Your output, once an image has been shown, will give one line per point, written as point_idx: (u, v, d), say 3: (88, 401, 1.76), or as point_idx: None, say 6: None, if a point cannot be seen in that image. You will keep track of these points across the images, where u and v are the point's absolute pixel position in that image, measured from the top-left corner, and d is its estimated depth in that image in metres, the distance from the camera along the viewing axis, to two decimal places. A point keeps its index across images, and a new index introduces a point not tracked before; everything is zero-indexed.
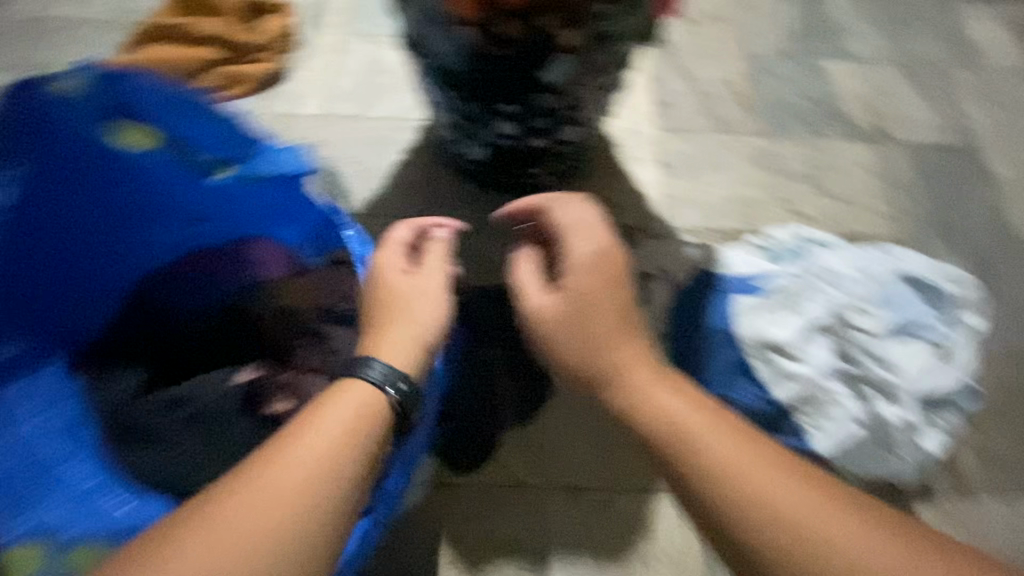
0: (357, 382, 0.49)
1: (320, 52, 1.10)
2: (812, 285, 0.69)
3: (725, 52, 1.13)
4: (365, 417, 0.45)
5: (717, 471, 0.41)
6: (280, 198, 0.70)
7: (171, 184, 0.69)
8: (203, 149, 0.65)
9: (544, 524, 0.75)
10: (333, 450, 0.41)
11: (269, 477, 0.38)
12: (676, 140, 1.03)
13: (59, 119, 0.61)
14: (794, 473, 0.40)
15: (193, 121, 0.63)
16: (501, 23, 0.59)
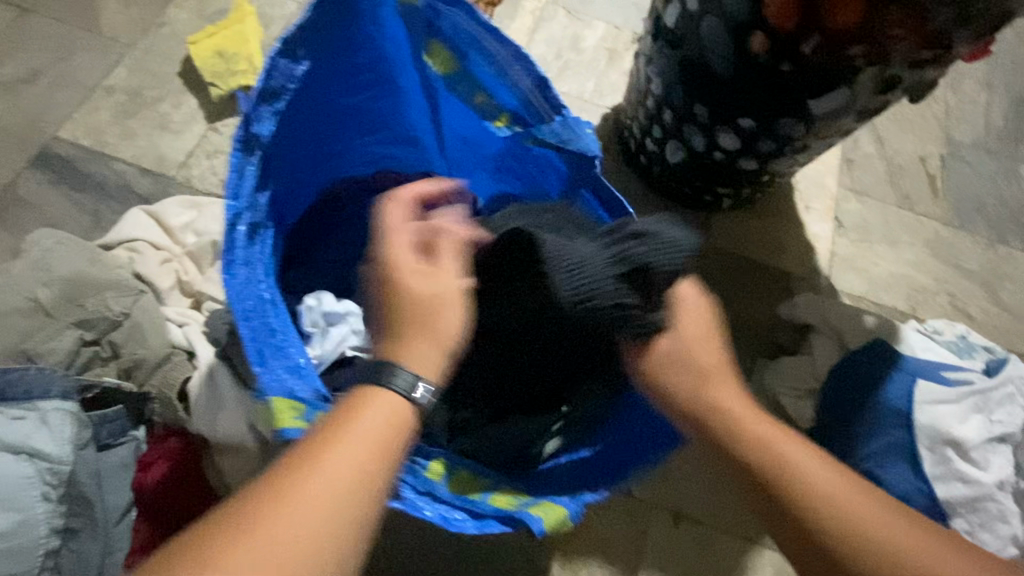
0: (379, 394, 0.42)
1: (521, 12, 1.09)
2: (1008, 394, 0.66)
3: (925, 129, 1.07)
4: (397, 424, 0.41)
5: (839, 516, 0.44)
6: (523, 158, 0.71)
7: (409, 106, 0.70)
8: (490, 92, 0.66)
9: (641, 539, 0.73)
10: (360, 458, 0.38)
11: (301, 484, 0.36)
12: (855, 201, 0.99)
13: (382, 15, 0.61)
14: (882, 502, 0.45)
15: (492, 66, 0.64)
16: (809, 41, 0.56)
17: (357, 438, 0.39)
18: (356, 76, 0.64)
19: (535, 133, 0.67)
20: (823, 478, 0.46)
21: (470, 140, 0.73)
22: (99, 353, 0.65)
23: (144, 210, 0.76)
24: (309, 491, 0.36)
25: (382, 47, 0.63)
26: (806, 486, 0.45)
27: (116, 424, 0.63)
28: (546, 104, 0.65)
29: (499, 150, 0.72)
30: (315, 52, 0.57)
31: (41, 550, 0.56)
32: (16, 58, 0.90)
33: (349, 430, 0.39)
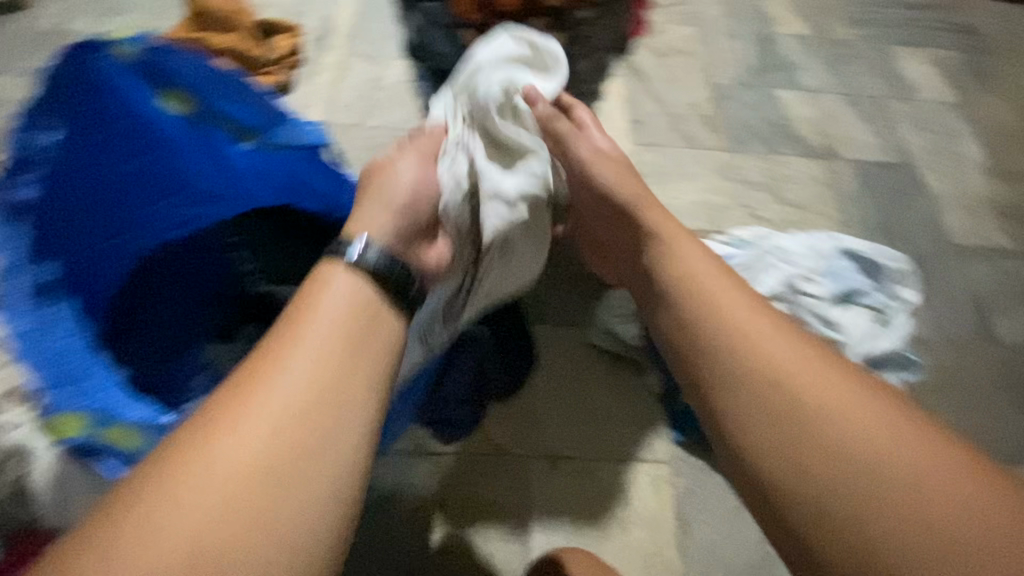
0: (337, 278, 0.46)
1: (323, 69, 1.20)
2: (765, 260, 0.78)
3: (692, 80, 1.26)
4: (358, 304, 0.45)
5: (771, 385, 0.44)
6: (303, 165, 0.68)
7: (186, 164, 0.71)
8: (237, 118, 0.67)
9: (527, 492, 0.78)
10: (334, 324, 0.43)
11: (276, 359, 0.41)
12: (648, 151, 1.14)
13: (103, 70, 0.61)
14: (888, 413, 0.42)
15: (232, 96, 0.65)
16: (500, 27, 0.68)
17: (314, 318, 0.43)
18: (127, 141, 0.67)
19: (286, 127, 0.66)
20: (802, 376, 0.44)
21: (259, 174, 0.71)
22: None
23: None
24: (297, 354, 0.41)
25: (141, 111, 0.66)
26: (866, 444, 0.40)
27: None
28: (273, 112, 0.66)
29: (284, 178, 0.71)
30: (68, 115, 0.60)
31: None
32: None
33: (311, 311, 0.44)
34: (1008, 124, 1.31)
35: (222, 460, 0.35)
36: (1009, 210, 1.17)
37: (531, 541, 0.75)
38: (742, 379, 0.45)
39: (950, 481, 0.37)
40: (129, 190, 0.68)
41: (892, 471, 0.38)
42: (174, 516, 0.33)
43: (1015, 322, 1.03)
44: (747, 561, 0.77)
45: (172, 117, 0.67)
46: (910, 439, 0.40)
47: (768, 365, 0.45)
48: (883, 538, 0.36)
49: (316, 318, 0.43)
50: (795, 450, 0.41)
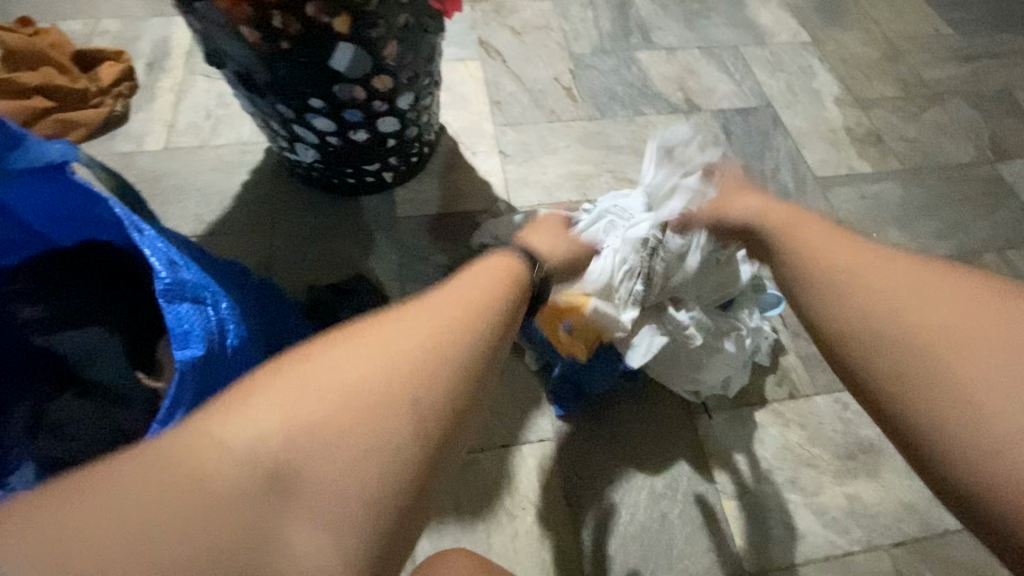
0: (501, 260, 0.53)
1: (160, 93, 1.13)
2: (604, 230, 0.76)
3: (550, 55, 1.25)
4: (499, 284, 0.48)
5: (857, 302, 0.46)
6: (63, 191, 0.56)
7: None
8: None
9: None
10: (463, 309, 0.43)
11: (391, 330, 0.39)
12: (512, 131, 1.12)
13: None
14: (997, 313, 0.40)
15: None
16: (275, 18, 0.65)
17: (446, 297, 0.44)
18: None
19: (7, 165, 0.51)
20: (892, 284, 0.45)
21: (53, 218, 0.60)
22: None
23: None
24: (400, 329, 0.39)
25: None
26: (933, 330, 0.41)
27: None
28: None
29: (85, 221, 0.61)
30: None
31: None
32: None
33: (450, 295, 0.44)
34: (860, 54, 1.34)
35: (237, 448, 0.32)
36: (868, 135, 1.20)
37: (416, 547, 0.72)
38: (841, 297, 0.47)
39: (1006, 350, 0.38)
40: None
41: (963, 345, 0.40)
42: (243, 419, 0.33)
43: (882, 241, 1.04)
44: (639, 525, 0.75)
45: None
46: (996, 340, 0.39)
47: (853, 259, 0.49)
48: (989, 424, 0.36)
49: (465, 294, 0.45)
50: (886, 347, 0.43)
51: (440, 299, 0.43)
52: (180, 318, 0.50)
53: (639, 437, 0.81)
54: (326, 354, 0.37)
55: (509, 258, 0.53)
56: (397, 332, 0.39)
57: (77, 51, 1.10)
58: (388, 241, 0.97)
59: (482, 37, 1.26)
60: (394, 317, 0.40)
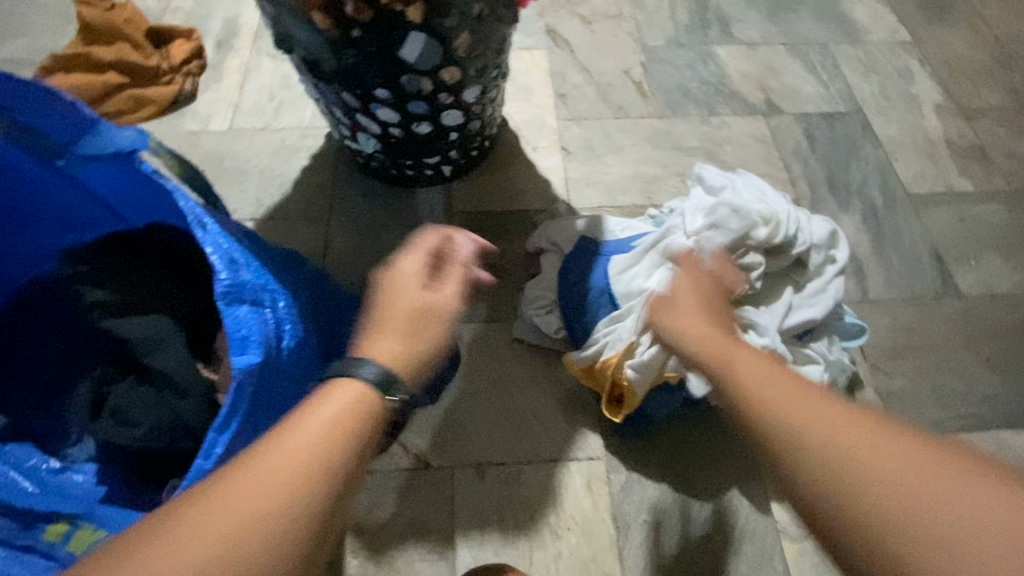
0: (347, 384, 0.38)
1: (227, 73, 1.14)
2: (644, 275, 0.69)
3: (620, 46, 1.18)
4: (352, 423, 0.35)
5: (812, 467, 0.32)
6: (136, 181, 0.57)
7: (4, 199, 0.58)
8: (36, 137, 0.52)
9: (450, 505, 0.73)
10: (276, 492, 0.31)
11: (169, 553, 0.28)
12: (575, 126, 1.07)
13: None
14: (1010, 512, 0.26)
15: (28, 112, 0.51)
16: (348, 5, 0.62)
17: (257, 471, 0.31)
18: None
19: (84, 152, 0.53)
20: (862, 448, 0.30)
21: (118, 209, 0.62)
22: None
23: None
24: (185, 546, 0.28)
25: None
26: (850, 467, 0.30)
27: None
28: (80, 124, 0.52)
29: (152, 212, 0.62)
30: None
31: None
32: None
33: (268, 459, 0.32)
34: (966, 56, 1.21)
35: None
36: (970, 149, 1.08)
37: (457, 557, 0.70)
38: (795, 456, 0.33)
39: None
40: None
41: (916, 498, 0.28)
42: None
43: (980, 270, 0.94)
44: (689, 558, 0.71)
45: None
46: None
47: (749, 398, 0.37)
48: None
49: (286, 455, 0.32)
50: (837, 544, 0.30)
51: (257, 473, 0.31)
52: (238, 323, 0.49)
53: (695, 466, 0.76)
54: None
55: (353, 383, 0.38)
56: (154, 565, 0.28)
57: (151, 28, 1.12)
58: None
59: (550, 25, 1.20)
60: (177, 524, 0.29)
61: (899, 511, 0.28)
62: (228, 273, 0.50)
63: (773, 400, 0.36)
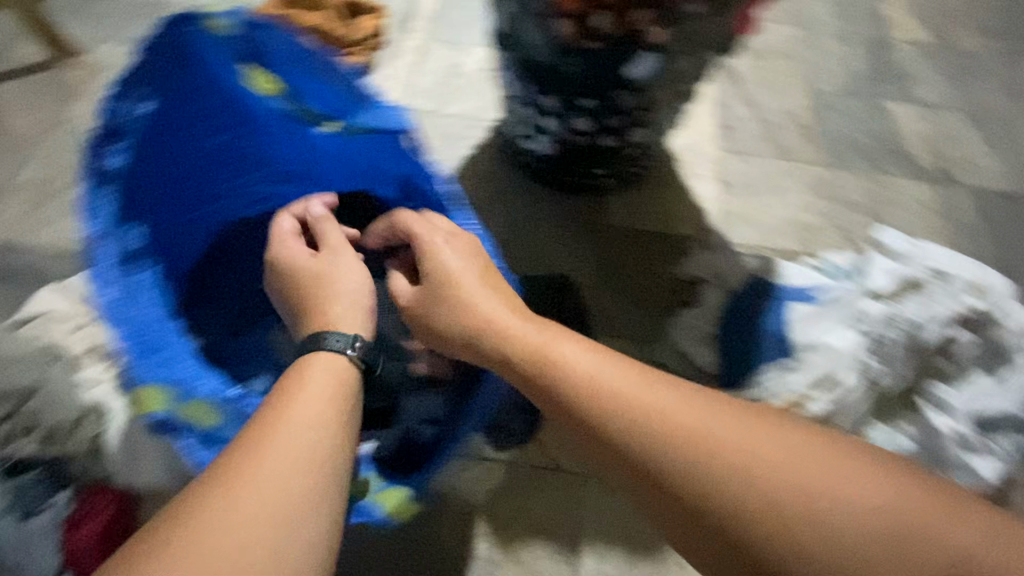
0: (321, 356, 0.54)
1: (404, 52, 1.18)
2: (826, 330, 0.68)
3: (791, 86, 1.16)
4: (340, 380, 0.52)
5: (698, 454, 0.43)
6: (383, 155, 0.64)
7: (266, 152, 0.69)
8: (316, 100, 0.64)
9: (579, 512, 0.75)
10: (315, 421, 0.47)
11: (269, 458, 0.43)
12: (736, 161, 1.06)
13: (201, 55, 0.60)
14: (807, 453, 0.43)
15: (317, 79, 0.62)
16: (597, 17, 0.62)
17: (297, 412, 0.47)
18: (212, 122, 0.65)
19: (352, 121, 0.62)
20: (728, 434, 0.44)
21: (336, 160, 0.70)
22: (16, 427, 0.67)
23: (54, 286, 0.79)
24: (275, 454, 0.43)
25: (220, 88, 0.63)
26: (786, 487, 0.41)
27: (39, 491, 0.66)
28: (354, 95, 0.62)
29: (362, 165, 0.68)
30: (160, 86, 0.59)
31: None
32: None
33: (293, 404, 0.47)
34: None
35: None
36: None
37: (581, 564, 0.72)
38: (688, 457, 0.44)
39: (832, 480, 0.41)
40: (208, 170, 0.68)
41: (821, 498, 0.40)
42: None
43: None
44: None
45: (254, 92, 0.64)
46: (831, 475, 0.41)
47: (657, 423, 0.46)
48: None
49: (297, 404, 0.47)
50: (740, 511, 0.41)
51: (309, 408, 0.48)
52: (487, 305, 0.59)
53: None
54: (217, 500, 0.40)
55: (324, 353, 0.54)
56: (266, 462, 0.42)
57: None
58: (590, 243, 0.94)
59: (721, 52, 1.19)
60: (272, 445, 0.43)
61: (812, 514, 0.40)
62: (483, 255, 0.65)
63: (685, 422, 0.45)
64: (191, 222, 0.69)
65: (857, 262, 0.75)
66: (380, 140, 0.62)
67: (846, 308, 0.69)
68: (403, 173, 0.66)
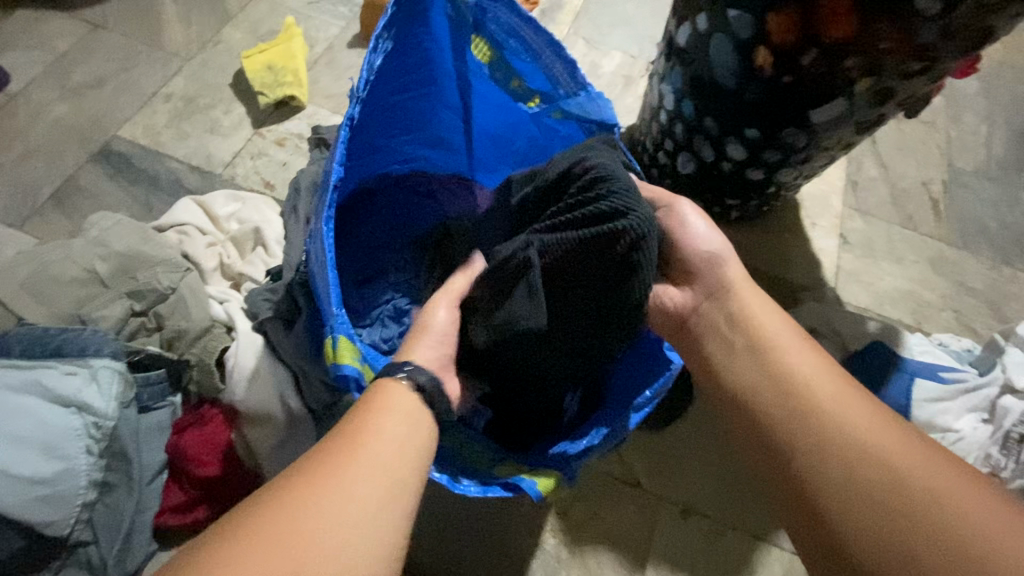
0: (391, 390, 0.47)
1: None
2: (950, 414, 0.68)
3: (927, 156, 1.12)
4: (412, 419, 0.46)
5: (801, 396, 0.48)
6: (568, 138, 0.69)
7: (437, 120, 0.70)
8: (524, 78, 0.66)
9: (649, 532, 0.74)
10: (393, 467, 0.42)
11: (336, 501, 0.38)
12: (859, 220, 1.03)
13: (429, 16, 0.59)
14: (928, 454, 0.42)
15: (536, 61, 0.63)
16: (807, 54, 0.61)
17: (377, 448, 0.43)
18: (409, 79, 0.63)
19: (562, 105, 0.66)
20: (851, 412, 0.46)
21: (495, 137, 0.73)
22: (145, 323, 0.70)
23: (193, 198, 0.82)
24: (342, 504, 0.38)
25: (429, 49, 0.62)
26: (849, 431, 0.44)
27: (158, 388, 0.67)
28: (571, 82, 0.64)
29: (523, 146, 0.73)
30: (395, 39, 0.58)
31: (79, 500, 0.59)
32: (86, 67, 0.99)
33: (376, 442, 0.43)
34: None
35: None
36: None
37: None
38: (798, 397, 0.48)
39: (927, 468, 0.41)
40: (388, 124, 0.67)
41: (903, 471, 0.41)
42: None
43: None
44: None
45: (454, 60, 0.64)
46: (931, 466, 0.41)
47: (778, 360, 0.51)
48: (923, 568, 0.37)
49: (375, 449, 0.42)
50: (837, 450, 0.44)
51: (381, 442, 0.43)
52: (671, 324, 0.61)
53: None
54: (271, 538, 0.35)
55: (395, 386, 0.48)
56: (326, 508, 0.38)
57: None
58: None
59: None
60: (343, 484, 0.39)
61: (889, 473, 0.41)
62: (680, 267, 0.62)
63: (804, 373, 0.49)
64: (356, 171, 0.70)
65: (999, 349, 0.72)
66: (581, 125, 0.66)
67: (977, 396, 0.68)
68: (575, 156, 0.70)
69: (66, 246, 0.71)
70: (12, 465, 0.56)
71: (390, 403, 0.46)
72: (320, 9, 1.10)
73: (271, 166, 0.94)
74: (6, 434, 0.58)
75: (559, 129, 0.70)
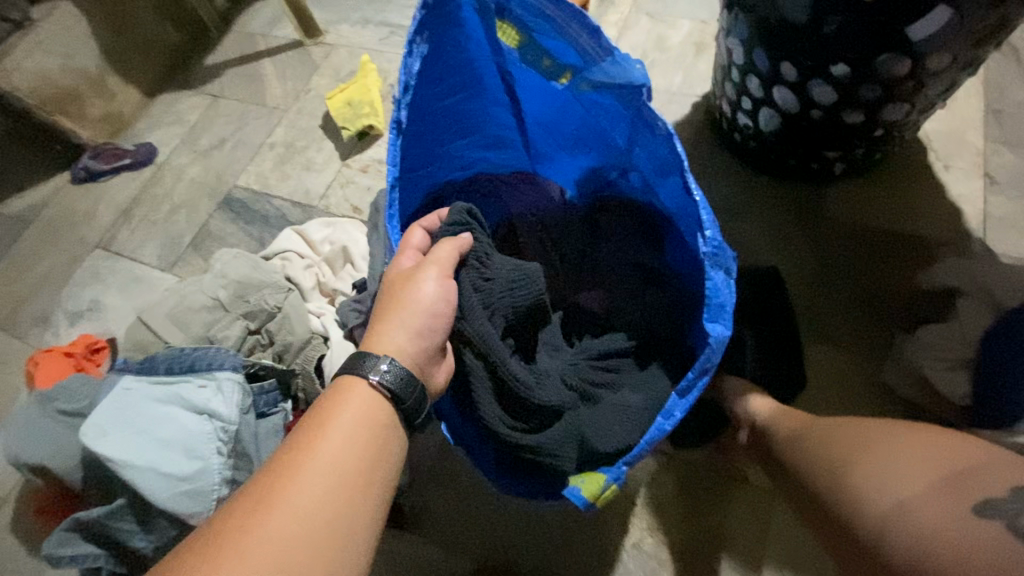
0: (352, 383, 0.46)
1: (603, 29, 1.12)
2: None
3: None
4: (380, 411, 0.46)
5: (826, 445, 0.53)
6: (614, 110, 0.64)
7: (487, 115, 0.71)
8: (554, 55, 0.62)
9: (763, 531, 0.66)
10: (363, 454, 0.43)
11: (303, 490, 0.40)
12: (1010, 153, 0.85)
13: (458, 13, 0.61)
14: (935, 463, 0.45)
15: (560, 32, 0.59)
16: None
17: (337, 443, 0.43)
18: (451, 80, 0.66)
19: (589, 75, 0.61)
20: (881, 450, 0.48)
21: (550, 124, 0.72)
22: (260, 340, 0.80)
23: (293, 228, 0.91)
24: (313, 488, 0.40)
25: (465, 47, 0.64)
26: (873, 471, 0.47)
27: (271, 396, 0.75)
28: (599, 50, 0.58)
29: (575, 127, 0.70)
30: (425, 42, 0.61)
31: (216, 494, 0.68)
32: (210, 132, 1.17)
33: (335, 440, 0.43)
34: None
35: None
36: None
37: None
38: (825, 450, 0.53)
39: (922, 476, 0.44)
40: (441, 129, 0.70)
41: (897, 503, 0.44)
42: None
43: None
44: None
45: (492, 54, 0.66)
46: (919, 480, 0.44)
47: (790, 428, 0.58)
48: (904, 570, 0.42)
49: (343, 436, 0.43)
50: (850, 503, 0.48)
51: (343, 432, 0.43)
52: (717, 289, 0.53)
53: None
54: (248, 526, 0.38)
55: (357, 381, 0.46)
56: (298, 492, 0.40)
57: None
58: (807, 237, 0.83)
59: None
60: (310, 478, 0.41)
61: (894, 506, 0.44)
62: (714, 231, 0.53)
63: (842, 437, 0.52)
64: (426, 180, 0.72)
65: None
66: (614, 92, 0.60)
67: None
68: (624, 124, 0.64)
69: (198, 280, 0.83)
70: (161, 464, 0.67)
71: (349, 399, 0.45)
72: (390, 43, 1.18)
73: (358, 192, 1.03)
74: (158, 439, 0.68)
75: (601, 101, 0.64)
